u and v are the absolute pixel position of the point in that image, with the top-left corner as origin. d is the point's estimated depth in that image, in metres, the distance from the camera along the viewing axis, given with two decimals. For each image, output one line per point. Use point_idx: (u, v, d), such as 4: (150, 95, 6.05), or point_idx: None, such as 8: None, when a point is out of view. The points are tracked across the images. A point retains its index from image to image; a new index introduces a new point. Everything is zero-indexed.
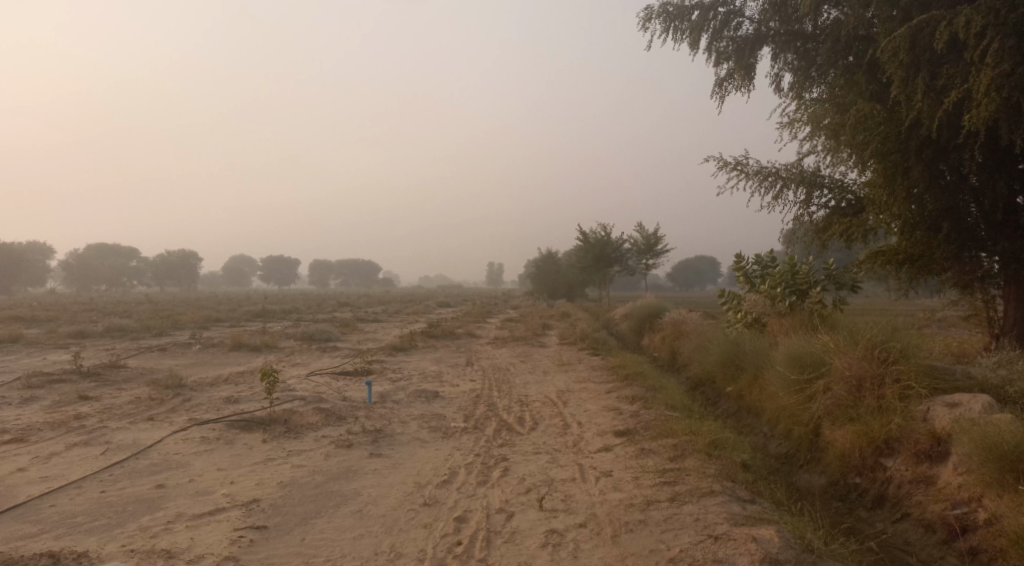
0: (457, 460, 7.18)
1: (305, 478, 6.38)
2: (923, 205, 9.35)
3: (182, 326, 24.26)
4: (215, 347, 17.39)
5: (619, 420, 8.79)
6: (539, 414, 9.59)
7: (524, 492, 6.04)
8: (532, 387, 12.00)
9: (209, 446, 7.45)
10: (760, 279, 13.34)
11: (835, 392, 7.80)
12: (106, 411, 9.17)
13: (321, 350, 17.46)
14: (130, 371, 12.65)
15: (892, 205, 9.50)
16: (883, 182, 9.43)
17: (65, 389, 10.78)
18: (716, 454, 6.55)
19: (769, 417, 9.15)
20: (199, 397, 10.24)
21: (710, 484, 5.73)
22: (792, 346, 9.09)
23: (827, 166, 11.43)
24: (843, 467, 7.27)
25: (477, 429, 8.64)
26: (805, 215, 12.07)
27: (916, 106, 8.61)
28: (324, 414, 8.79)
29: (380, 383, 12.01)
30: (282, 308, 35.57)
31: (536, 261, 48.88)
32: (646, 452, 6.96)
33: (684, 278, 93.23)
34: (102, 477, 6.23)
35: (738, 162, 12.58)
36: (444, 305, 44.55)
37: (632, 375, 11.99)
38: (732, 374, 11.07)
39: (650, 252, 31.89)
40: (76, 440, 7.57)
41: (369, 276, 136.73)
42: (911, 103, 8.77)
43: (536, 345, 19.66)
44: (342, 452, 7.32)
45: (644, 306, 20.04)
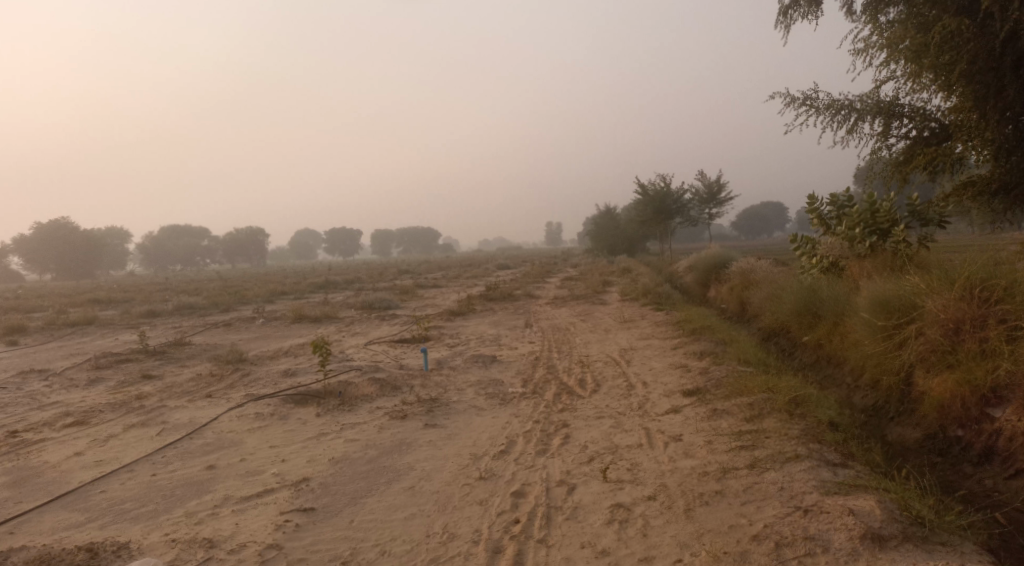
0: (515, 428, 6.81)
1: (358, 454, 6.12)
2: (1020, 126, 8.38)
3: (248, 300, 24.88)
4: (277, 320, 17.64)
5: (688, 378, 8.23)
6: (601, 375, 9.12)
7: (586, 461, 5.60)
8: (593, 347, 11.53)
9: (263, 422, 7.31)
10: (835, 220, 12.30)
11: (929, 337, 6.99)
12: (167, 390, 9.25)
13: (380, 318, 17.46)
14: (194, 349, 12.84)
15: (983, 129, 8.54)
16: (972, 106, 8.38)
17: (131, 369, 10.98)
18: (798, 412, 5.91)
19: (853, 368, 8.39)
20: (258, 371, 10.25)
21: (795, 447, 5.12)
22: (875, 290, 8.24)
23: (907, 93, 10.22)
24: (942, 418, 6.52)
25: (536, 394, 8.23)
26: (883, 149, 10.96)
27: (1012, 17, 7.50)
28: (379, 384, 8.56)
29: (436, 349, 11.76)
30: (344, 279, 36.01)
31: (593, 215, 47.56)
32: (719, 413, 6.37)
33: (750, 225, 90.08)
34: (156, 459, 6.17)
35: (806, 97, 11.49)
36: (503, 267, 44.20)
37: (700, 330, 11.32)
38: (809, 324, 10.25)
39: (712, 200, 30.59)
40: (135, 421, 7.59)
41: (429, 243, 138.33)
42: (1006, 13, 7.66)
43: (596, 302, 19.14)
44: (396, 424, 7.05)
45: (709, 256, 19.07)
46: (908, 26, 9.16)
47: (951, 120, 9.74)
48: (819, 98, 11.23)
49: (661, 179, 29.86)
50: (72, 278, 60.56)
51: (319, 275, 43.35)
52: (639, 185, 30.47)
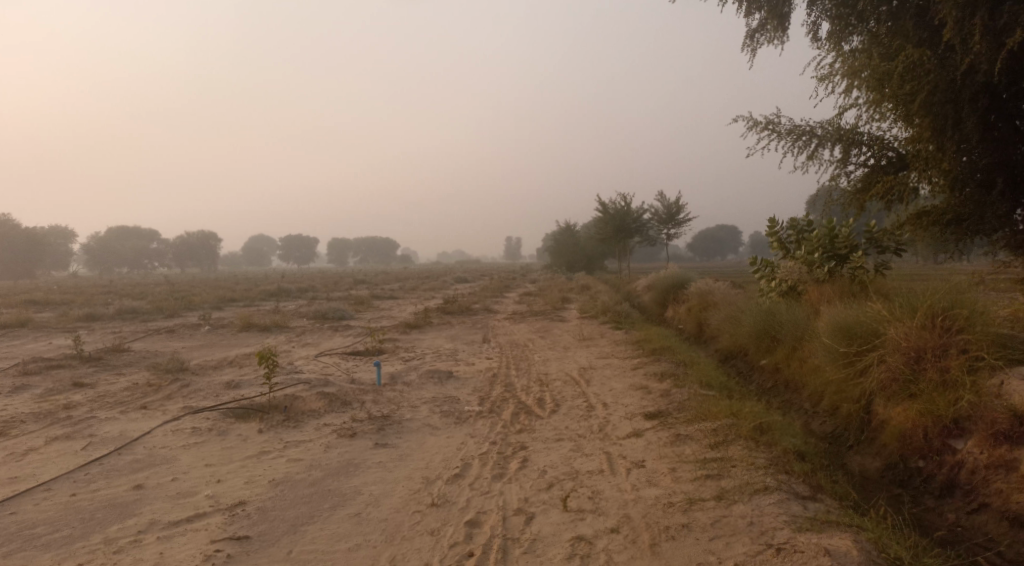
0: (470, 449, 6.48)
1: (301, 475, 5.70)
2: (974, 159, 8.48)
3: (196, 306, 23.92)
4: (225, 327, 16.92)
5: (648, 401, 8.04)
6: (560, 394, 8.87)
7: (546, 488, 5.31)
8: (551, 364, 11.29)
9: (200, 438, 6.81)
10: (795, 244, 12.39)
11: (891, 365, 6.96)
12: (98, 400, 8.62)
13: (333, 328, 16.92)
14: (132, 355, 12.13)
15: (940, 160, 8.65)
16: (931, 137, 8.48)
17: (62, 376, 10.25)
18: (764, 439, 5.75)
19: (812, 393, 8.34)
20: (199, 382, 9.67)
21: (762, 479, 4.94)
22: (836, 316, 8.22)
23: (867, 121, 10.35)
24: (902, 449, 6.46)
25: (493, 413, 7.91)
26: (842, 175, 11.08)
27: (972, 51, 7.59)
28: (328, 399, 8.13)
29: (391, 363, 11.35)
30: (299, 287, 35.10)
31: (553, 232, 47.59)
32: (682, 438, 6.16)
33: (706, 248, 91.87)
34: (77, 477, 5.64)
35: (769, 120, 11.57)
36: (462, 280, 43.87)
37: (660, 350, 11.19)
38: (768, 346, 10.23)
39: (672, 221, 30.94)
40: (59, 433, 7.00)
41: (386, 254, 136.94)
42: (967, 47, 7.75)
43: (555, 319, 18.96)
44: (344, 443, 6.64)
45: (668, 276, 19.10)
46: (871, 53, 9.28)
47: (908, 150, 9.89)
48: (781, 122, 11.32)
49: (623, 199, 30.05)
50: (9, 276, 57.66)
51: (272, 282, 42.25)
52: (600, 204, 30.60)
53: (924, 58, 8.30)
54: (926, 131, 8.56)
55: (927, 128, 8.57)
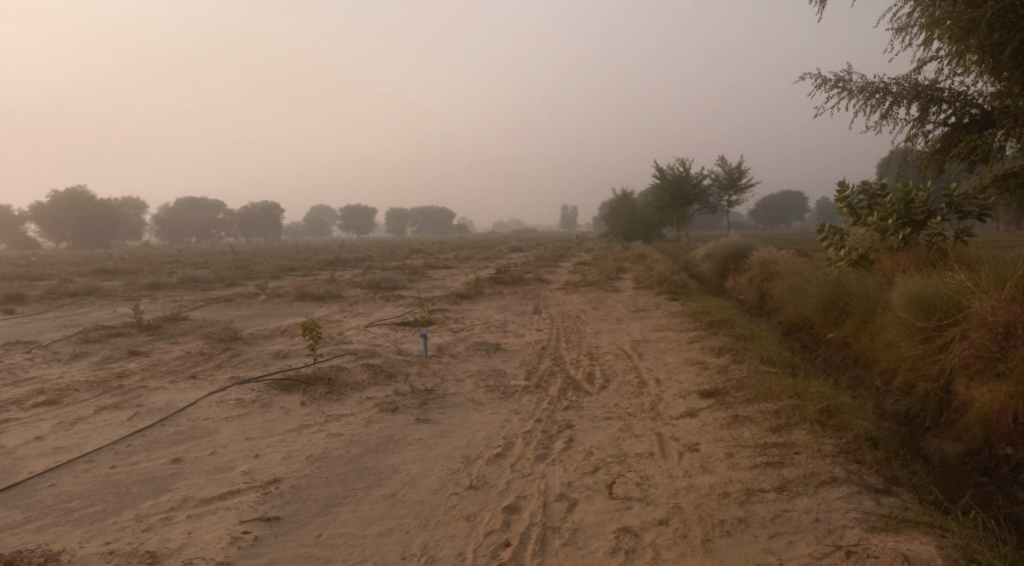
0: (514, 427, 6.21)
1: (338, 452, 5.55)
2: None
3: (256, 275, 24.44)
4: (280, 296, 17.13)
5: (705, 377, 7.58)
6: (610, 369, 8.50)
7: (590, 471, 4.99)
8: (603, 337, 10.89)
9: (243, 410, 6.76)
10: (866, 210, 11.50)
11: (974, 341, 6.28)
12: (151, 369, 8.74)
13: (385, 298, 16.92)
14: (189, 325, 12.34)
15: None
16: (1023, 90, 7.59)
17: (120, 344, 10.49)
18: (832, 423, 5.25)
19: (883, 369, 7.71)
20: (249, 352, 9.70)
21: (830, 469, 4.48)
22: (912, 287, 7.52)
23: (949, 75, 9.38)
24: (988, 434, 5.84)
25: (539, 388, 7.61)
26: (919, 136, 10.15)
27: None
28: (372, 372, 8.00)
29: (439, 334, 11.17)
30: (355, 256, 35.52)
31: (611, 200, 46.66)
32: (740, 420, 5.71)
33: (769, 215, 88.65)
34: (119, 449, 5.66)
35: (838, 78, 10.68)
36: (516, 249, 43.53)
37: (718, 323, 10.63)
38: (835, 320, 9.55)
39: (732, 187, 29.70)
40: (108, 402, 7.08)
41: (443, 224, 137.91)
42: None
43: (609, 289, 18.46)
44: (385, 418, 6.47)
45: (728, 244, 18.28)
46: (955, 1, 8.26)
47: (996, 105, 8.93)
48: (851, 79, 10.42)
49: (681, 165, 28.96)
50: (86, 246, 60.61)
51: (330, 251, 42.96)
52: (658, 170, 29.62)
53: (1017, 4, 7.37)
54: (1016, 84, 7.65)
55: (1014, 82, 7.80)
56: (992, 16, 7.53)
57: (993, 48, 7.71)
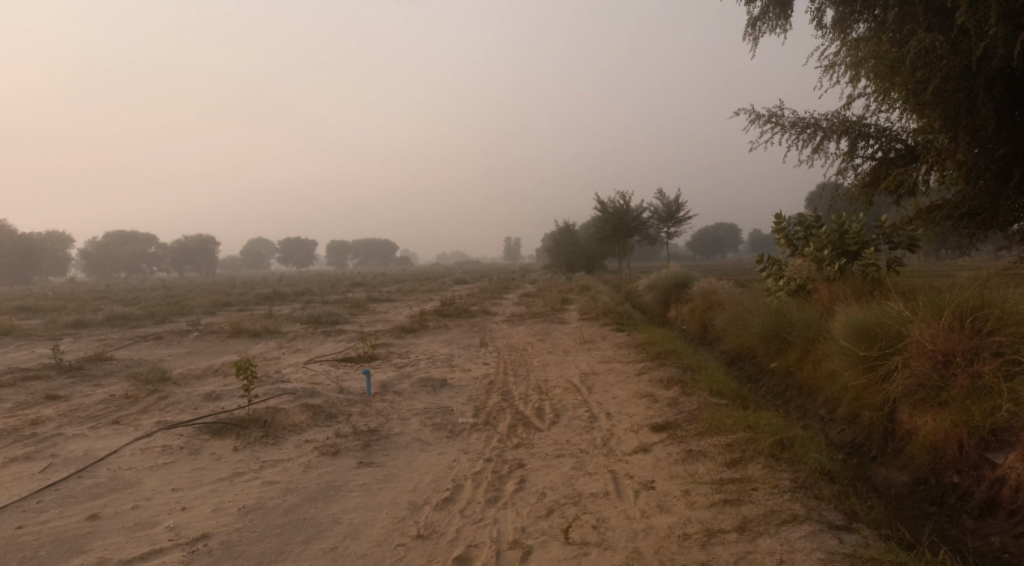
0: (463, 468, 5.94)
1: (275, 501, 5.15)
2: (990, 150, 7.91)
3: (189, 311, 23.37)
4: (215, 333, 16.35)
5: (656, 410, 7.50)
6: (560, 403, 8.34)
7: (545, 515, 4.77)
8: (551, 370, 10.75)
9: (170, 458, 6.26)
10: (802, 241, 11.82)
11: (916, 370, 6.41)
12: (69, 414, 8.08)
13: (326, 333, 16.36)
14: (114, 365, 11.57)
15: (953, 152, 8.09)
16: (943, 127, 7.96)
17: (35, 388, 9.70)
18: (785, 456, 5.22)
19: (827, 398, 7.81)
20: (179, 393, 9.10)
21: (789, 505, 4.43)
22: (853, 316, 7.68)
23: (875, 111, 9.81)
24: (934, 463, 5.93)
25: (488, 426, 7.37)
26: (849, 169, 10.54)
27: (986, 35, 7.07)
28: (312, 412, 7.59)
29: (383, 370, 10.80)
30: (295, 290, 34.52)
31: (555, 233, 47.18)
32: (694, 455, 5.61)
33: (706, 247, 91.34)
34: (26, 506, 5.10)
35: (772, 113, 11.04)
36: (460, 282, 43.24)
37: (665, 354, 10.65)
38: (778, 349, 9.69)
39: (672, 220, 30.39)
40: (17, 453, 6.45)
41: (386, 256, 136.54)
42: (982, 30, 7.24)
43: (555, 321, 18.40)
44: (326, 462, 6.10)
45: (670, 275, 18.55)
46: (878, 40, 8.65)
47: (918, 141, 9.36)
48: (784, 114, 10.79)
49: (622, 198, 29.49)
50: (3, 282, 57.07)
51: (269, 285, 41.73)
52: (600, 203, 30.08)
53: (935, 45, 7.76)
54: (937, 121, 8.02)
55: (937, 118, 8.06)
56: (914, 54, 7.82)
57: (915, 86, 8.03)
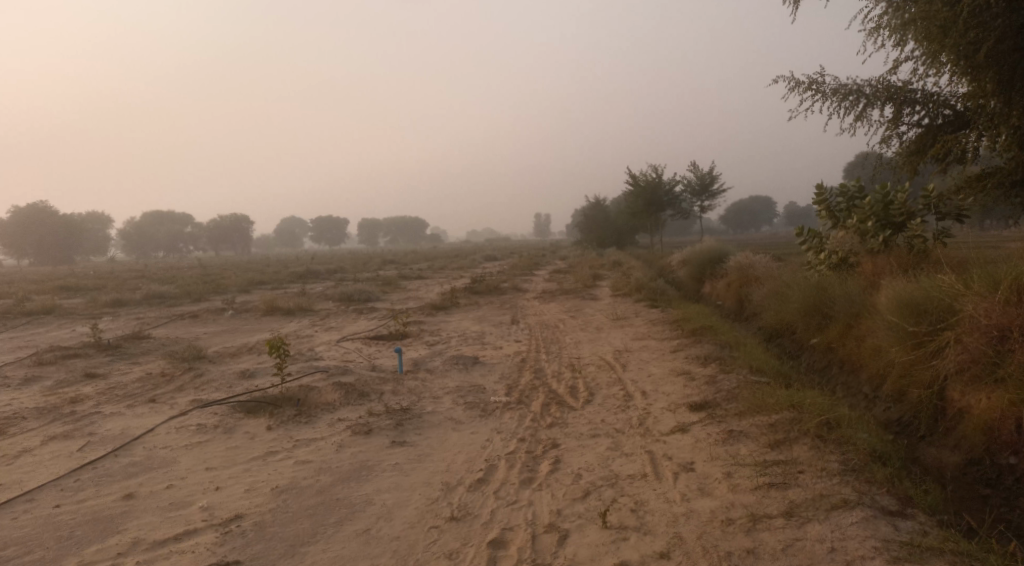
0: (497, 448, 5.84)
1: (307, 481, 5.11)
2: None
3: (224, 290, 23.71)
4: (249, 311, 16.51)
5: (693, 388, 7.29)
6: (594, 381, 8.17)
7: (581, 497, 4.66)
8: (584, 347, 10.57)
9: (205, 436, 6.29)
10: (844, 213, 11.34)
11: (969, 346, 6.08)
12: (108, 392, 8.18)
13: (358, 311, 16.40)
14: (151, 343, 11.73)
15: (1007, 117, 7.60)
16: (997, 90, 7.47)
17: (76, 366, 9.86)
18: (832, 437, 4.98)
19: (871, 376, 7.50)
20: (214, 371, 9.17)
21: (839, 490, 4.29)
22: (900, 290, 7.33)
23: (921, 75, 9.28)
24: (989, 443, 5.63)
25: (521, 404, 7.25)
26: (893, 137, 10.04)
27: None
28: (344, 391, 7.56)
29: (414, 347, 10.74)
30: (328, 268, 34.77)
31: (585, 208, 46.69)
32: (735, 436, 5.41)
33: (740, 220, 89.62)
34: (65, 485, 5.14)
35: (811, 80, 10.54)
36: (491, 258, 43.13)
37: (701, 331, 10.39)
38: (818, 325, 9.36)
39: (705, 192, 29.75)
40: (57, 431, 6.55)
41: (416, 234, 137.12)
42: None
43: (587, 297, 18.17)
44: (359, 441, 6.05)
45: (705, 249, 18.13)
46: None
47: (969, 106, 8.84)
48: (825, 81, 10.29)
49: (654, 171, 28.91)
50: (47, 263, 58.77)
51: (302, 263, 42.17)
52: (631, 176, 29.55)
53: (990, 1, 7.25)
54: (990, 84, 7.53)
55: (988, 80, 7.55)
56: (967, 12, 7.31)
57: (967, 47, 7.50)
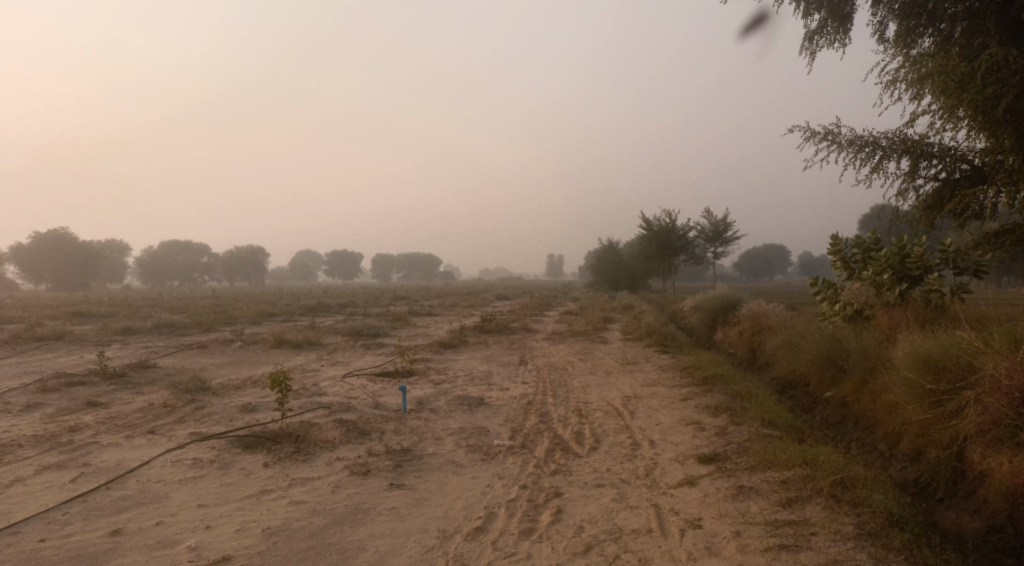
0: (498, 494, 5.67)
1: (301, 523, 4.96)
2: None
3: (235, 321, 23.73)
4: (257, 343, 16.45)
5: (702, 439, 7.09)
6: (600, 428, 7.98)
7: (582, 552, 4.48)
8: (592, 392, 10.38)
9: (200, 471, 6.16)
10: (860, 264, 11.18)
11: (990, 407, 5.87)
12: (107, 422, 8.09)
13: (366, 346, 16.30)
14: (156, 373, 11.66)
15: None
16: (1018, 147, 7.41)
17: (78, 394, 9.79)
18: (847, 498, 4.78)
19: (887, 433, 7.26)
20: (216, 404, 9.06)
21: (854, 555, 4.10)
22: (918, 346, 7.14)
23: (938, 129, 9.23)
24: (1011, 510, 5.38)
25: (525, 449, 7.07)
26: (909, 190, 9.94)
27: None
28: (345, 428, 7.42)
29: (420, 386, 10.59)
30: (339, 303, 34.85)
31: (598, 251, 46.75)
32: (745, 492, 5.21)
33: (754, 268, 89.35)
34: (53, 518, 5.03)
35: (827, 130, 10.51)
36: (502, 297, 43.07)
37: (712, 379, 10.18)
38: (832, 377, 9.14)
39: (718, 239, 29.70)
40: (52, 461, 6.44)
41: (429, 271, 137.83)
42: None
43: (597, 340, 17.99)
44: (356, 482, 5.89)
45: (717, 296, 17.96)
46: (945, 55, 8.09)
47: (987, 161, 8.76)
48: (841, 132, 10.27)
49: (668, 216, 28.96)
50: (63, 288, 59.39)
51: (314, 296, 42.27)
52: (645, 221, 29.61)
53: (1008, 59, 7.24)
54: (1008, 140, 7.47)
55: (1007, 136, 7.50)
56: (985, 69, 7.31)
57: (985, 103, 7.46)
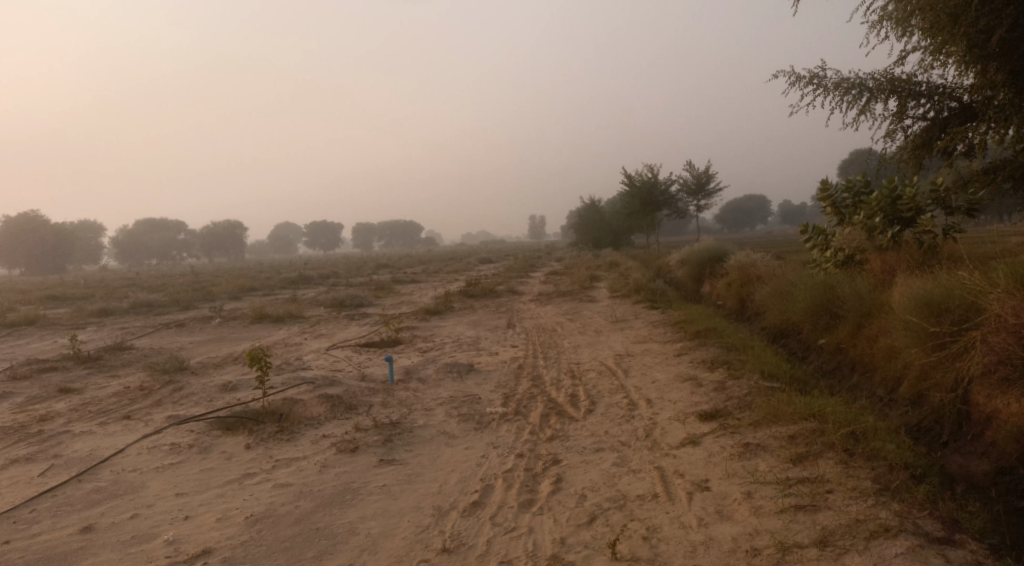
0: (494, 464, 5.41)
1: (286, 508, 4.67)
2: None
3: (214, 297, 23.16)
4: (237, 319, 15.99)
5: (701, 396, 6.86)
6: (595, 389, 7.73)
7: (586, 524, 4.26)
8: (583, 352, 10.12)
9: (178, 457, 5.83)
10: (849, 209, 10.89)
11: (998, 348, 5.67)
12: (80, 409, 7.70)
13: (349, 317, 15.90)
14: (132, 355, 11.21)
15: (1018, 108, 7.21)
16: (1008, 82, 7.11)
17: (50, 381, 9.36)
18: (860, 451, 4.57)
19: (886, 378, 7.07)
20: (195, 384, 8.68)
21: (876, 513, 3.92)
22: (917, 290, 6.89)
23: (926, 67, 8.88)
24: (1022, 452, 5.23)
25: (518, 416, 6.80)
26: (897, 132, 9.63)
27: None
28: (331, 404, 7.10)
29: (406, 355, 10.27)
30: (320, 274, 34.27)
31: (581, 210, 46.16)
32: (752, 449, 4.98)
33: (735, 220, 89.46)
34: (19, 517, 4.70)
35: (812, 74, 10.12)
36: (486, 261, 42.63)
37: (705, 333, 9.96)
38: (827, 325, 8.94)
39: (701, 192, 29.38)
40: (20, 454, 6.07)
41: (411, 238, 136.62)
42: None
43: (584, 299, 17.73)
44: (344, 461, 5.60)
45: (703, 248, 17.71)
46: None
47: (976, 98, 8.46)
48: (826, 75, 9.88)
49: (649, 171, 28.52)
50: (37, 272, 58.02)
51: (294, 269, 41.54)
52: (627, 177, 29.14)
53: None
54: (1000, 74, 7.15)
55: (999, 70, 7.20)
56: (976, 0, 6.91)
57: (976, 36, 7.08)
